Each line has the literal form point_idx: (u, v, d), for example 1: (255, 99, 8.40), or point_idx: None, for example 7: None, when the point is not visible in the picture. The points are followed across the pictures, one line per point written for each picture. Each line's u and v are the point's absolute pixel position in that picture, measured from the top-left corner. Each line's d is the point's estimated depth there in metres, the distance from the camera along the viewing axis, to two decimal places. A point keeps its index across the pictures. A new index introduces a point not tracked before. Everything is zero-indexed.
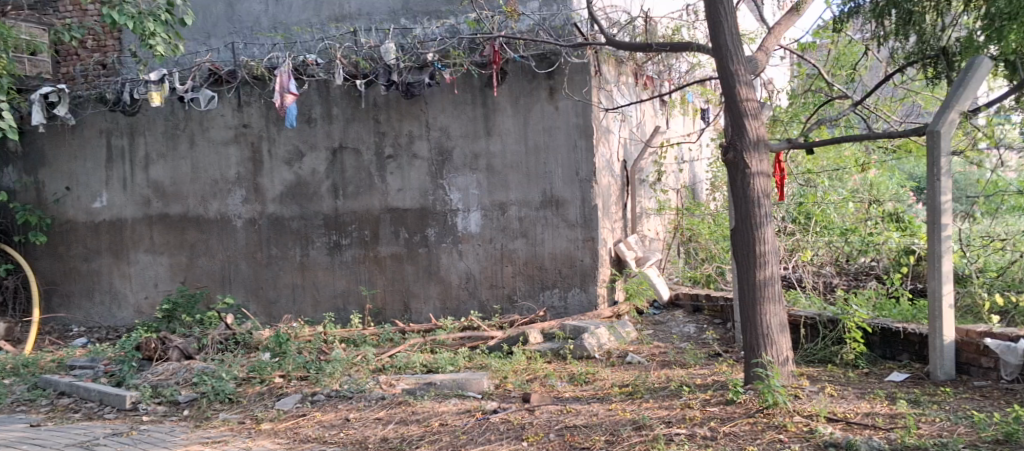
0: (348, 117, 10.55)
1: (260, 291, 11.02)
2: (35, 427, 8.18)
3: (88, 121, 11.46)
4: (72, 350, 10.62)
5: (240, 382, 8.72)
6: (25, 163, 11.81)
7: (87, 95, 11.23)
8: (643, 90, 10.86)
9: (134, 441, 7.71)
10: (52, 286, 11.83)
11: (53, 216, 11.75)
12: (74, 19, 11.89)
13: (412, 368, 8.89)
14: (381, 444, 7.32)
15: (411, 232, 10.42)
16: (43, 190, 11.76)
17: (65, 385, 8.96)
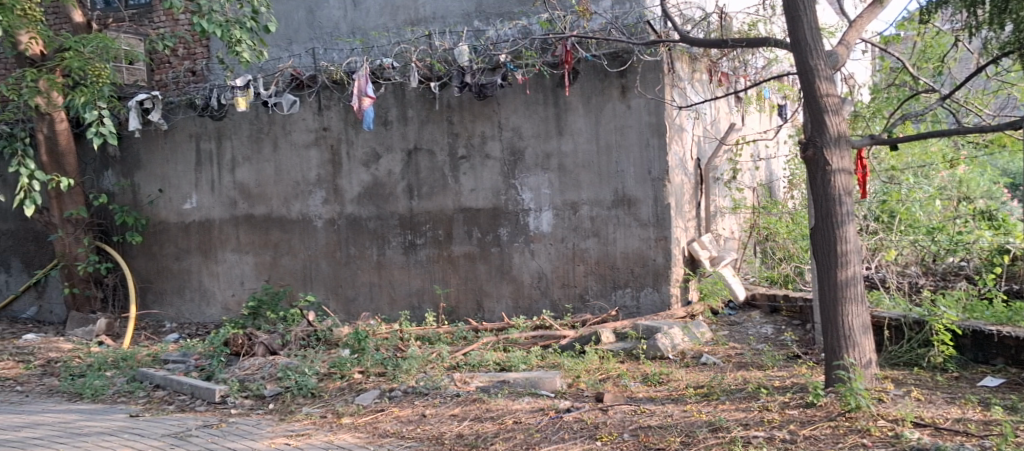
0: (422, 118, 10.63)
1: (339, 290, 11.19)
2: (132, 417, 8.41)
3: (179, 125, 11.79)
4: (165, 344, 10.91)
5: (322, 377, 8.88)
6: (123, 166, 12.17)
7: (178, 101, 11.65)
8: (718, 87, 10.72)
9: (223, 433, 7.88)
10: (147, 283, 12.19)
11: (148, 217, 12.09)
12: (166, 28, 12.34)
13: (486, 366, 8.94)
14: (457, 440, 7.36)
15: (484, 232, 10.46)
16: (139, 192, 12.11)
17: (160, 378, 9.22)
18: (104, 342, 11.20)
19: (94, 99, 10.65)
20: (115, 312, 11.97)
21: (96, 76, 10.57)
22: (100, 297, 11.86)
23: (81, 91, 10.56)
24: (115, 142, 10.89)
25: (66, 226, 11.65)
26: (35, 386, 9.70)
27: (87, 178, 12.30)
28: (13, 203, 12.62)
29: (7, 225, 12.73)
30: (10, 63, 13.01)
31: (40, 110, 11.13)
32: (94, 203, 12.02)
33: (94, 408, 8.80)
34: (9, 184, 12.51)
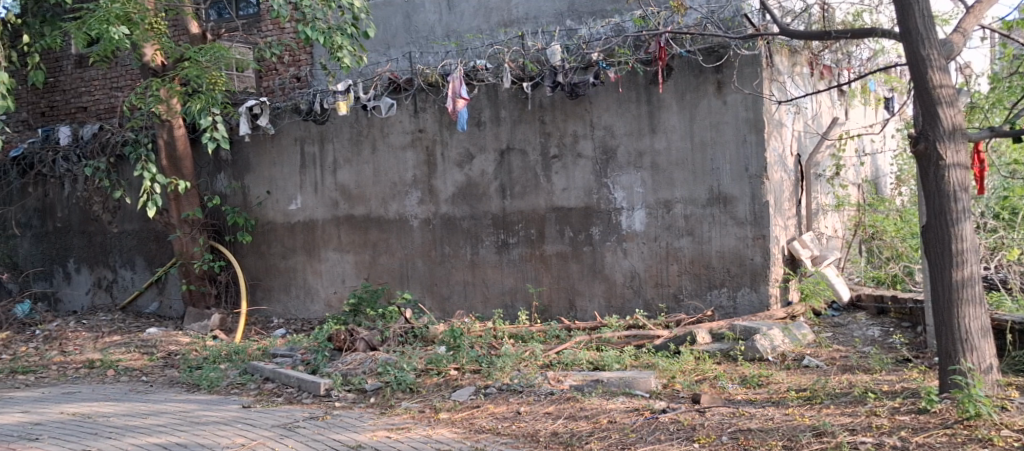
0: (515, 118, 10.64)
1: (435, 288, 11.28)
2: (245, 408, 8.65)
3: (285, 129, 12.06)
4: (273, 339, 11.20)
5: (419, 373, 8.96)
6: (234, 170, 12.51)
7: (285, 105, 11.99)
8: (820, 80, 10.50)
9: (328, 425, 8.03)
10: (256, 281, 12.51)
11: (257, 218, 12.41)
12: (273, 36, 12.85)
13: (579, 365, 8.91)
14: (551, 438, 7.34)
15: (576, 231, 10.41)
16: (249, 194, 12.44)
17: (270, 371, 9.47)
18: (217, 337, 11.59)
19: (209, 105, 11.06)
20: (227, 307, 12.37)
21: (213, 84, 10.98)
22: (214, 293, 12.31)
23: (198, 98, 10.96)
24: (226, 147, 11.32)
25: (183, 226, 12.12)
26: (158, 377, 10.13)
27: (201, 182, 12.69)
28: (137, 204, 13.12)
29: (131, 225, 13.24)
30: (135, 73, 13.91)
31: (160, 118, 11.60)
32: (207, 204, 12.42)
33: (210, 399, 9.10)
34: (133, 186, 13.01)
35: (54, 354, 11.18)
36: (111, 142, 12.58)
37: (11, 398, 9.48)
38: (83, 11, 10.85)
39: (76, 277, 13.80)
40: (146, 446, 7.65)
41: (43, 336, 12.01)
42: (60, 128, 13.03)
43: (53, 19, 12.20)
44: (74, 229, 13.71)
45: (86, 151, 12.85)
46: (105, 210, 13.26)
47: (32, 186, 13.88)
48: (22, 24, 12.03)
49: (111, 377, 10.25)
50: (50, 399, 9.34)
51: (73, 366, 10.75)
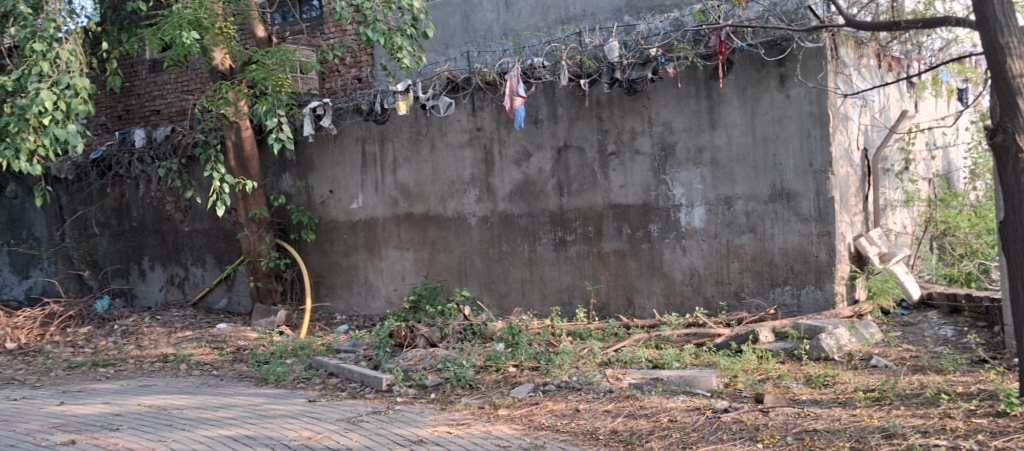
0: (572, 116, 10.59)
1: (493, 285, 11.30)
2: (310, 402, 8.75)
3: (347, 129, 12.18)
4: (337, 335, 11.32)
5: (478, 369, 8.97)
6: (298, 169, 12.66)
7: (347, 106, 12.07)
8: (888, 73, 10.30)
9: (390, 419, 8.08)
10: (319, 278, 12.66)
11: (320, 217, 12.54)
12: (335, 38, 13.12)
13: (638, 363, 8.83)
14: (611, 436, 7.29)
15: (634, 228, 10.32)
16: (313, 193, 12.58)
17: (334, 366, 9.57)
18: (284, 332, 11.76)
19: (275, 106, 11.26)
20: (292, 304, 12.52)
21: (279, 86, 11.15)
22: (280, 290, 12.46)
23: (264, 100, 11.15)
24: (292, 148, 11.45)
25: (250, 224, 12.27)
26: (228, 371, 10.31)
27: (267, 181, 12.86)
28: (208, 203, 13.35)
29: (202, 224, 13.48)
30: (205, 77, 14.43)
31: (228, 120, 11.84)
32: (273, 203, 12.57)
33: (278, 393, 9.22)
34: (203, 186, 13.25)
35: (131, 348, 11.46)
36: (183, 144, 12.82)
37: (92, 390, 9.73)
38: (159, 18, 11.18)
39: (150, 274, 14.11)
40: (217, 437, 7.78)
41: (121, 330, 12.30)
42: (134, 131, 13.15)
43: (132, 28, 12.40)
44: (148, 228, 14.01)
45: (160, 153, 13.10)
46: (177, 210, 13.53)
47: (108, 187, 14.20)
48: (101, 32, 12.26)
49: (184, 370, 10.46)
50: (128, 391, 9.57)
51: (149, 359, 11.00)
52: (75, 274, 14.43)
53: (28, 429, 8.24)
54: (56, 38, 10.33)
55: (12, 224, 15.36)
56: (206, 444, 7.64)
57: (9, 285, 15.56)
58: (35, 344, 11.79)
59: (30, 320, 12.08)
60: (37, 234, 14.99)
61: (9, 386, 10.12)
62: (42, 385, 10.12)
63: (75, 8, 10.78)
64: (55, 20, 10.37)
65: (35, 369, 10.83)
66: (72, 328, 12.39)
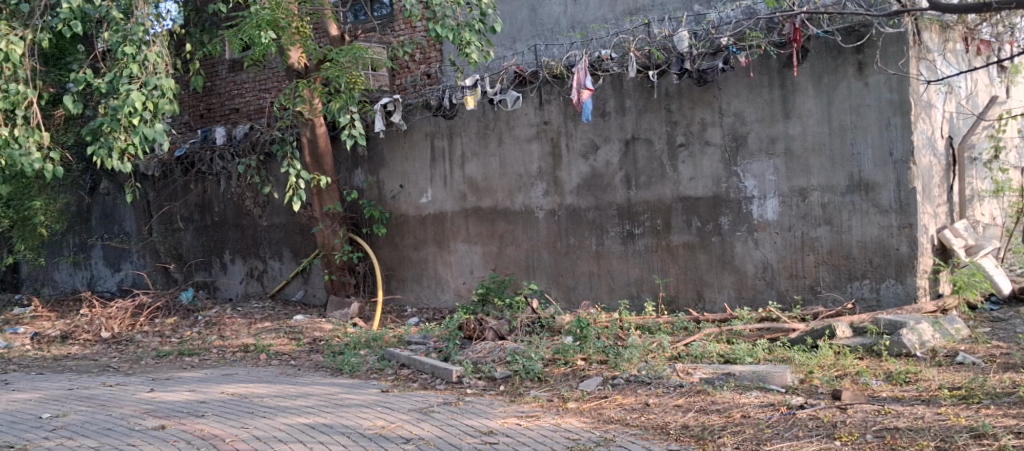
0: (640, 107, 10.49)
1: (561, 278, 11.25)
2: (383, 392, 8.82)
3: (416, 125, 12.29)
4: (408, 327, 11.40)
5: (547, 362, 8.95)
6: (369, 165, 12.80)
7: (416, 102, 12.14)
8: (977, 56, 10.07)
9: (461, 410, 8.10)
10: (390, 271, 12.77)
11: (391, 211, 12.66)
12: (405, 35, 13.33)
13: (709, 358, 8.72)
14: (683, 431, 7.21)
15: (704, 221, 10.16)
16: (383, 188, 12.70)
17: (405, 358, 9.63)
18: (358, 324, 11.87)
19: (348, 104, 11.31)
20: (365, 296, 12.67)
21: (353, 83, 11.30)
22: (354, 283, 12.63)
23: (338, 97, 11.26)
24: (364, 144, 11.48)
25: (325, 219, 12.47)
26: (305, 361, 10.45)
27: (341, 177, 13.03)
28: (284, 198, 13.53)
29: (279, 219, 13.68)
30: (281, 76, 14.66)
31: (304, 117, 12.03)
32: (346, 198, 12.70)
33: (353, 383, 9.32)
34: (280, 182, 13.42)
35: (213, 338, 11.70)
36: (260, 141, 13.05)
37: (179, 378, 9.95)
38: (238, 19, 11.33)
39: (231, 267, 14.41)
40: (296, 425, 7.88)
41: (204, 321, 12.57)
42: (216, 129, 13.59)
43: (212, 30, 12.78)
44: (229, 223, 14.28)
45: (239, 151, 13.36)
46: (255, 205, 13.71)
47: (192, 183, 14.52)
48: (184, 34, 12.64)
49: (264, 360, 10.65)
50: (212, 379, 9.77)
51: (230, 349, 11.22)
52: (162, 267, 14.78)
53: (121, 414, 8.48)
54: (144, 41, 10.52)
55: (104, 219, 15.86)
56: (285, 431, 7.74)
57: (105, 277, 16.15)
58: (126, 334, 12.17)
59: (122, 310, 12.44)
60: (127, 229, 15.42)
61: (102, 373, 10.42)
62: (133, 372, 10.39)
63: (162, 11, 11.00)
64: (144, 24, 10.52)
65: (127, 357, 11.15)
66: (159, 318, 12.72)
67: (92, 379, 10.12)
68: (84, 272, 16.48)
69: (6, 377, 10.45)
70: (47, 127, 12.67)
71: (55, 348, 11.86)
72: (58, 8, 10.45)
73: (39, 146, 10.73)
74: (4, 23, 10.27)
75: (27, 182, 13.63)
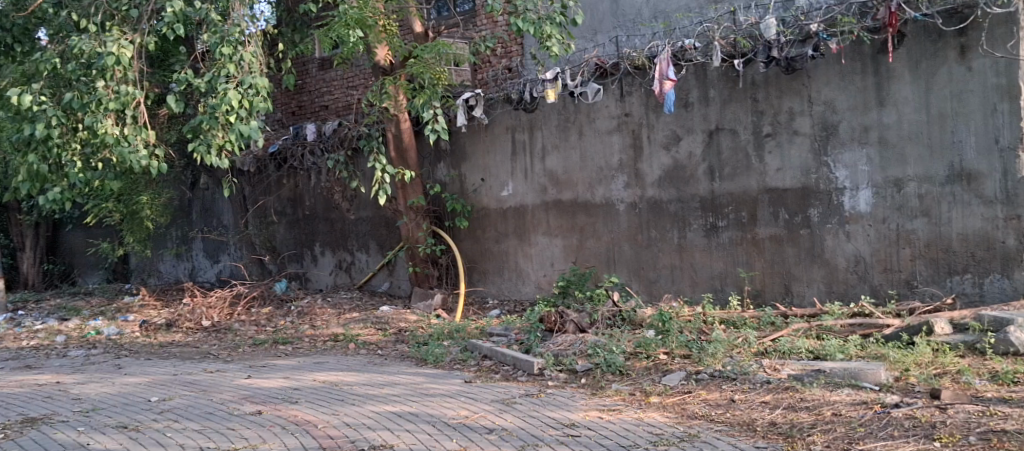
0: (725, 97, 10.28)
1: (642, 271, 11.10)
2: (467, 383, 8.82)
3: (497, 119, 12.27)
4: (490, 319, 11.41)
5: (628, 356, 8.83)
6: (452, 159, 12.83)
7: (498, 96, 12.19)
8: None
9: (543, 402, 8.05)
10: (473, 264, 12.80)
11: (473, 205, 12.69)
12: (487, 29, 13.42)
13: (798, 354, 8.50)
14: (770, 429, 7.04)
15: (792, 213, 9.90)
16: (466, 182, 12.74)
17: (487, 349, 9.63)
18: (441, 316, 11.93)
19: (431, 99, 11.42)
20: (448, 288, 12.76)
21: (437, 79, 11.41)
22: (436, 275, 12.73)
23: (422, 93, 11.38)
24: (447, 138, 11.46)
25: (409, 213, 12.55)
26: (392, 351, 10.52)
27: (423, 171, 13.11)
28: (370, 192, 13.69)
29: (365, 212, 13.83)
30: (368, 73, 14.84)
31: (389, 113, 12.07)
32: (429, 192, 12.78)
33: (438, 372, 9.36)
34: (366, 176, 13.54)
35: (306, 328, 11.90)
36: (348, 137, 13.15)
37: (275, 365, 10.13)
38: (328, 18, 11.52)
39: (321, 259, 14.63)
40: (384, 413, 7.94)
41: (297, 310, 12.80)
42: (306, 126, 13.80)
43: (304, 29, 13.13)
44: (319, 216, 14.51)
45: (328, 146, 13.53)
46: (344, 199, 13.93)
47: (284, 178, 14.81)
48: (278, 33, 13.02)
49: (353, 349, 10.76)
50: (306, 367, 9.92)
51: (321, 338, 11.38)
52: (258, 259, 14.91)
53: (221, 399, 8.66)
54: (240, 41, 10.75)
55: (203, 212, 16.25)
56: (374, 419, 7.80)
57: (205, 268, 16.58)
58: (225, 322, 12.47)
59: (221, 300, 12.76)
60: (225, 222, 15.76)
61: (203, 360, 10.67)
62: (232, 359, 10.61)
63: (255, 12, 11.25)
64: (240, 25, 10.80)
65: (225, 345, 11.41)
66: (255, 308, 13.02)
67: (194, 365, 10.38)
68: (186, 263, 16.94)
69: (116, 361, 10.79)
70: (154, 125, 13.36)
71: (160, 335, 12.21)
72: (163, 12, 10.73)
73: (147, 142, 11.07)
74: (115, 28, 10.60)
75: (135, 178, 14.12)
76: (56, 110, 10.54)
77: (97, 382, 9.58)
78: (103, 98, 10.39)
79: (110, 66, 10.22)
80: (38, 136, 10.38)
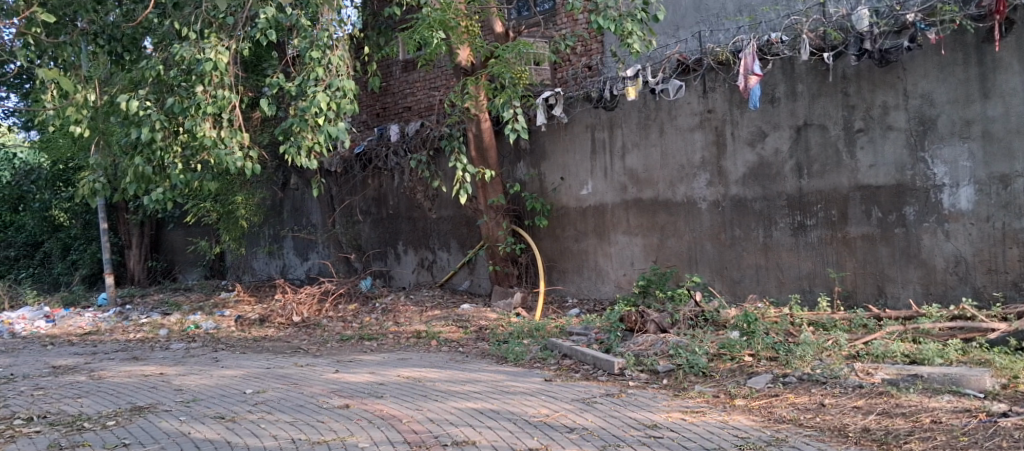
0: (814, 92, 9.96)
1: (726, 271, 10.83)
2: (547, 381, 8.72)
3: (577, 118, 12.14)
4: (570, 318, 11.31)
5: (711, 357, 8.60)
6: (531, 158, 12.75)
7: (577, 95, 12.03)
8: None
9: (624, 402, 7.90)
10: (552, 263, 12.69)
11: (552, 204, 12.59)
12: (567, 28, 13.29)
13: (893, 357, 8.20)
14: (863, 435, 6.80)
15: (886, 211, 9.54)
16: (545, 180, 12.64)
17: (567, 348, 9.51)
18: (521, 314, 11.84)
19: (512, 99, 11.30)
20: (527, 287, 12.65)
21: (518, 78, 11.32)
22: (516, 274, 12.70)
23: (502, 93, 11.25)
24: (527, 138, 11.29)
25: (489, 211, 12.53)
26: (472, 348, 10.48)
27: (503, 171, 13.06)
28: (451, 191, 13.68)
29: (447, 211, 13.82)
30: (450, 74, 14.82)
31: (470, 113, 12.04)
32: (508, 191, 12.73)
33: (517, 370, 9.27)
34: (447, 176, 13.49)
35: (389, 324, 11.95)
36: (431, 137, 13.17)
37: (361, 360, 10.17)
38: (411, 21, 11.53)
39: (404, 257, 14.67)
40: (466, 409, 7.88)
41: (381, 307, 12.87)
42: (390, 126, 13.84)
43: (388, 31, 13.18)
44: (402, 216, 14.57)
45: (411, 147, 13.61)
46: (426, 199, 13.98)
47: (368, 179, 14.94)
48: (363, 37, 13.10)
49: (434, 346, 10.75)
50: (390, 363, 9.94)
51: (405, 335, 11.41)
52: (345, 258, 14.92)
53: (311, 392, 8.72)
54: (328, 45, 10.82)
55: (293, 212, 16.45)
56: (456, 415, 7.75)
57: (295, 266, 16.74)
58: (314, 318, 12.59)
59: (311, 296, 12.88)
60: (313, 221, 15.89)
61: (294, 354, 10.79)
62: (321, 354, 10.70)
63: (343, 16, 11.32)
64: (328, 30, 10.87)
65: (315, 340, 11.53)
66: (342, 304, 13.13)
67: (286, 359, 10.50)
68: (278, 261, 17.12)
69: (214, 355, 10.97)
70: (248, 128, 13.62)
71: (254, 330, 12.40)
72: (256, 18, 10.93)
73: (242, 144, 11.25)
74: (213, 35, 10.77)
75: (232, 178, 14.48)
76: (160, 114, 10.79)
77: (196, 374, 9.76)
78: (202, 102, 10.61)
79: (209, 72, 10.61)
80: (143, 139, 10.66)
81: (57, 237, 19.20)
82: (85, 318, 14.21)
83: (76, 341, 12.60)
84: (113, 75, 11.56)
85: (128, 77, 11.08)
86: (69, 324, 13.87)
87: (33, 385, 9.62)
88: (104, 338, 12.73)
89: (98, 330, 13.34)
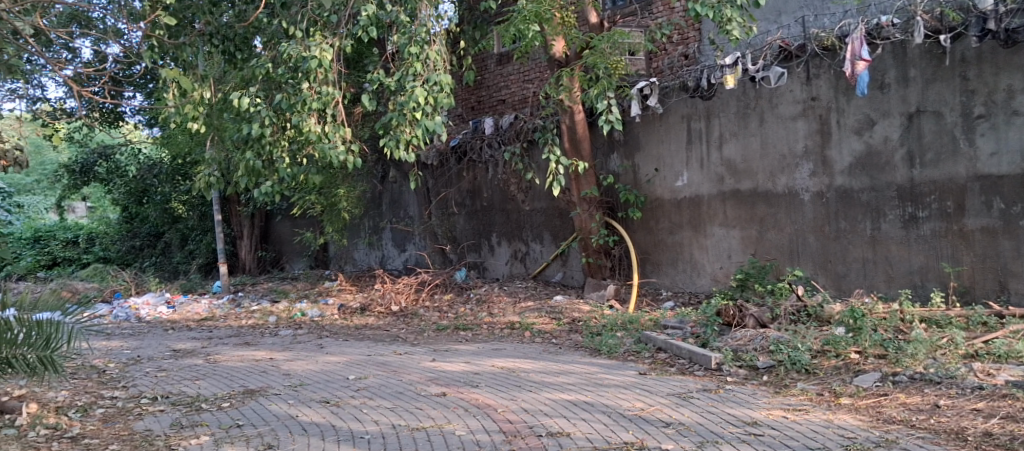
0: (928, 77, 9.43)
1: (829, 265, 10.36)
2: (642, 374, 8.46)
3: (673, 107, 11.81)
4: (664, 311, 10.96)
5: (816, 354, 8.20)
6: (624, 149, 12.47)
7: (672, 84, 11.67)
8: None
9: (723, 398, 7.58)
10: (645, 255, 12.38)
11: (646, 196, 12.27)
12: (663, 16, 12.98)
13: (1018, 358, 7.69)
14: (985, 439, 6.38)
15: (1009, 202, 8.96)
16: (639, 171, 12.33)
17: (662, 342, 9.22)
18: (614, 307, 11.59)
19: (606, 90, 11.00)
20: (621, 280, 12.38)
21: (613, 69, 11.02)
22: (609, 266, 12.41)
23: (597, 83, 11.00)
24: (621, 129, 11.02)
25: (582, 203, 12.29)
26: (566, 340, 10.27)
27: (597, 162, 12.81)
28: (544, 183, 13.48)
29: (541, 203, 13.63)
30: (544, 65, 14.66)
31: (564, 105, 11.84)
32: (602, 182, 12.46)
33: (612, 363, 9.04)
34: (541, 168, 13.30)
35: (484, 315, 11.84)
36: (524, 130, 13.01)
37: (458, 350, 10.08)
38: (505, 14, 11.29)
39: (498, 249, 14.55)
40: (560, 401, 7.68)
41: (476, 298, 12.76)
42: (485, 119, 13.68)
43: (484, 25, 13.06)
44: (495, 208, 14.44)
45: (505, 139, 13.44)
46: (519, 191, 13.80)
47: (462, 171, 14.86)
48: (459, 31, 13.06)
49: (528, 337, 10.59)
50: (485, 353, 9.81)
51: (499, 326, 11.27)
52: (440, 249, 14.99)
53: (409, 380, 8.65)
54: (426, 40, 10.75)
55: (391, 204, 16.51)
56: (551, 406, 7.56)
57: (393, 257, 16.78)
58: (411, 307, 12.59)
59: (408, 286, 12.93)
60: (410, 213, 15.92)
61: (393, 342, 10.76)
62: (418, 343, 10.65)
63: (440, 11, 11.24)
64: (426, 25, 10.77)
65: (412, 329, 11.50)
66: (438, 294, 13.08)
67: (386, 347, 10.48)
68: (377, 252, 17.18)
69: (318, 341, 11.03)
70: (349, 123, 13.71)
71: (356, 318, 12.45)
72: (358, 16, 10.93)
73: (343, 138, 11.22)
74: (318, 33, 10.72)
75: (334, 172, 14.61)
76: (269, 110, 10.91)
77: (303, 360, 9.82)
78: (308, 98, 10.62)
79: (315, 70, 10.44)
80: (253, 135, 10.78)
81: (178, 227, 19.71)
82: (200, 304, 14.51)
83: (193, 326, 12.86)
84: (226, 74, 11.66)
85: (240, 75, 11.24)
86: (188, 310, 14.20)
87: (155, 366, 9.83)
88: (217, 323, 12.97)
89: (212, 316, 13.59)
